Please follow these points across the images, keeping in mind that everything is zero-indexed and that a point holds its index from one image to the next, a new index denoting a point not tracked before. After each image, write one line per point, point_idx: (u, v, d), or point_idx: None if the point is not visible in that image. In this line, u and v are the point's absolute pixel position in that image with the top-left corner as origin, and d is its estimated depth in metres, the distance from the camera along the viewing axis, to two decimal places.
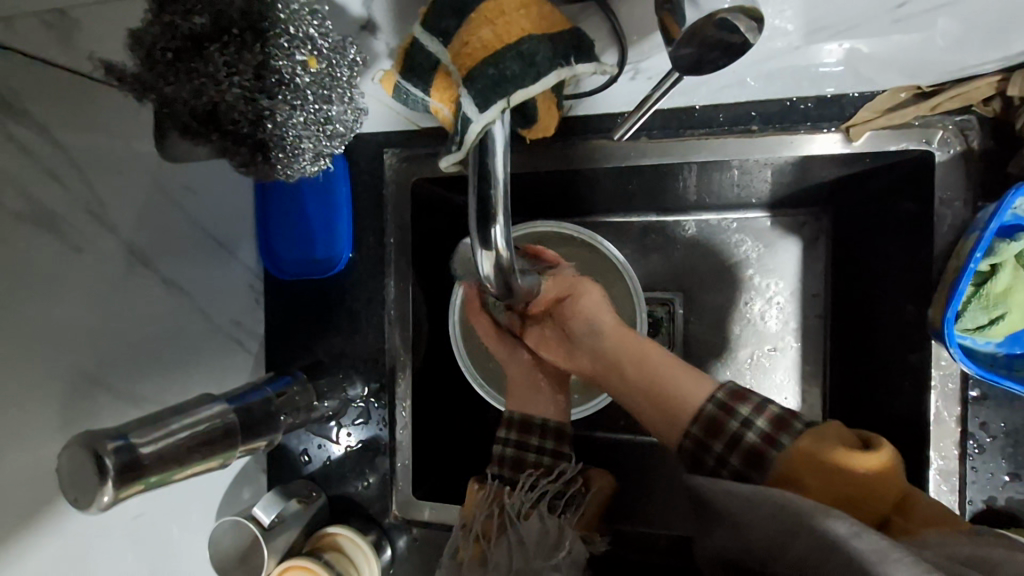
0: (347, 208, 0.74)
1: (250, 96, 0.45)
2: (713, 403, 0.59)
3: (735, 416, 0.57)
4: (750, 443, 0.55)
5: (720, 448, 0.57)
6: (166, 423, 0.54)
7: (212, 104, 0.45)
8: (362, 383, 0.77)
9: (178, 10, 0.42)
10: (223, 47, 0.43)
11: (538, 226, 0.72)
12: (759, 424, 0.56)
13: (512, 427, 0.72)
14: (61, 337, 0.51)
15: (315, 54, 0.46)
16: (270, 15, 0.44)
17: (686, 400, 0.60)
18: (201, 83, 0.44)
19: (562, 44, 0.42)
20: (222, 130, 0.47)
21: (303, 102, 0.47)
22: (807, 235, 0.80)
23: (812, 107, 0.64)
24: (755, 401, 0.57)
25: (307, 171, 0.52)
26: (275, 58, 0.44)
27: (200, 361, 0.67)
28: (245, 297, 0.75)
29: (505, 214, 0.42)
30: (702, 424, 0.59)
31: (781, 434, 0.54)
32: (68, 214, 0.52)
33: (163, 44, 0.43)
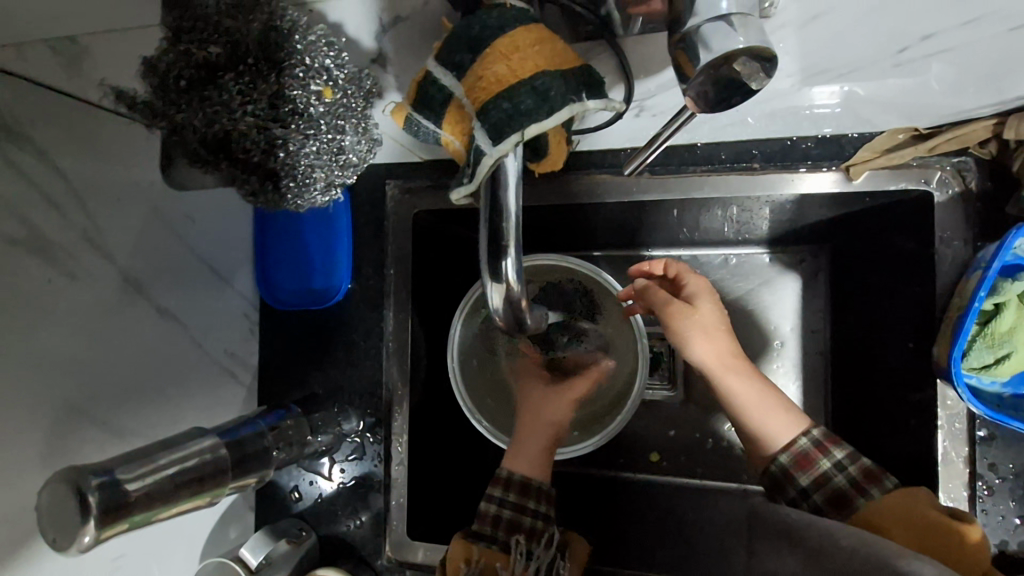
0: (347, 237, 0.73)
1: (263, 125, 0.44)
2: (808, 439, 0.61)
3: (829, 456, 0.60)
4: (839, 487, 0.58)
5: (806, 481, 0.59)
6: (154, 457, 0.51)
7: (224, 132, 0.44)
8: (358, 417, 0.76)
9: (197, 39, 0.43)
10: (238, 77, 0.44)
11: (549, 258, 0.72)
12: (850, 471, 0.59)
13: (511, 489, 0.68)
14: (52, 367, 0.50)
15: (330, 84, 0.46)
16: (287, 46, 0.44)
17: (776, 429, 0.62)
18: (215, 111, 0.43)
19: (575, 79, 0.42)
20: (232, 158, 0.46)
21: (316, 131, 0.46)
22: (806, 271, 0.80)
23: (813, 146, 0.65)
24: (848, 449, 0.60)
25: (318, 201, 0.50)
26: (290, 88, 0.44)
27: (190, 393, 0.65)
28: (240, 327, 0.74)
29: (517, 247, 0.41)
30: (793, 454, 0.61)
31: (872, 487, 0.57)
32: (63, 240, 0.51)
33: (182, 72, 0.43)
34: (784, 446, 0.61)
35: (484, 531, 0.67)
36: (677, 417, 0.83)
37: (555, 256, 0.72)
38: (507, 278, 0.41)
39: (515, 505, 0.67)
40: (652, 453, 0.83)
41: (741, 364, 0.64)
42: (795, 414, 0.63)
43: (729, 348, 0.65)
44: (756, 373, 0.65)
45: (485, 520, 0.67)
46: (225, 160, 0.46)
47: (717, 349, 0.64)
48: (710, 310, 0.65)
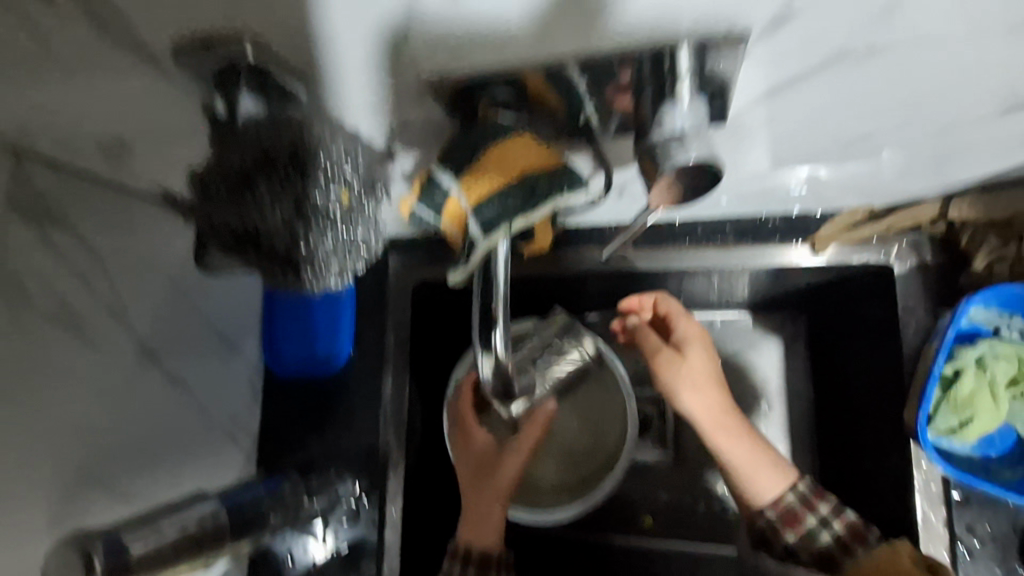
0: (350, 309, 0.77)
1: (289, 225, 0.47)
2: (795, 494, 0.65)
3: (815, 513, 0.64)
4: (824, 547, 0.62)
5: (791, 538, 0.64)
6: (157, 522, 0.53)
7: (255, 230, 0.47)
8: (353, 479, 0.76)
9: (232, 148, 0.45)
10: (269, 183, 0.45)
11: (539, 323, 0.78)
12: (835, 528, 0.63)
13: (470, 566, 0.68)
14: (68, 431, 0.53)
15: (348, 187, 0.49)
16: (314, 154, 0.46)
17: (764, 485, 0.65)
18: (247, 213, 0.46)
19: (560, 178, 0.47)
20: (257, 250, 0.48)
21: (335, 227, 0.49)
22: (786, 336, 0.84)
23: (779, 223, 0.72)
24: (833, 505, 0.64)
25: (331, 285, 0.53)
26: (315, 192, 0.46)
27: (193, 458, 0.67)
28: (245, 392, 0.77)
29: (506, 320, 0.49)
30: (779, 512, 0.64)
31: (855, 544, 0.62)
32: (89, 312, 0.55)
33: (218, 180, 0.46)
34: (769, 502, 0.65)
35: None
36: (666, 479, 0.84)
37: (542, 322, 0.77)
38: (499, 348, 0.50)
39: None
40: (644, 517, 0.84)
41: (734, 418, 0.68)
42: (784, 470, 0.66)
43: (721, 396, 0.69)
44: (750, 430, 0.69)
45: None
46: (250, 252, 0.49)
47: (710, 398, 0.69)
48: (703, 360, 0.70)
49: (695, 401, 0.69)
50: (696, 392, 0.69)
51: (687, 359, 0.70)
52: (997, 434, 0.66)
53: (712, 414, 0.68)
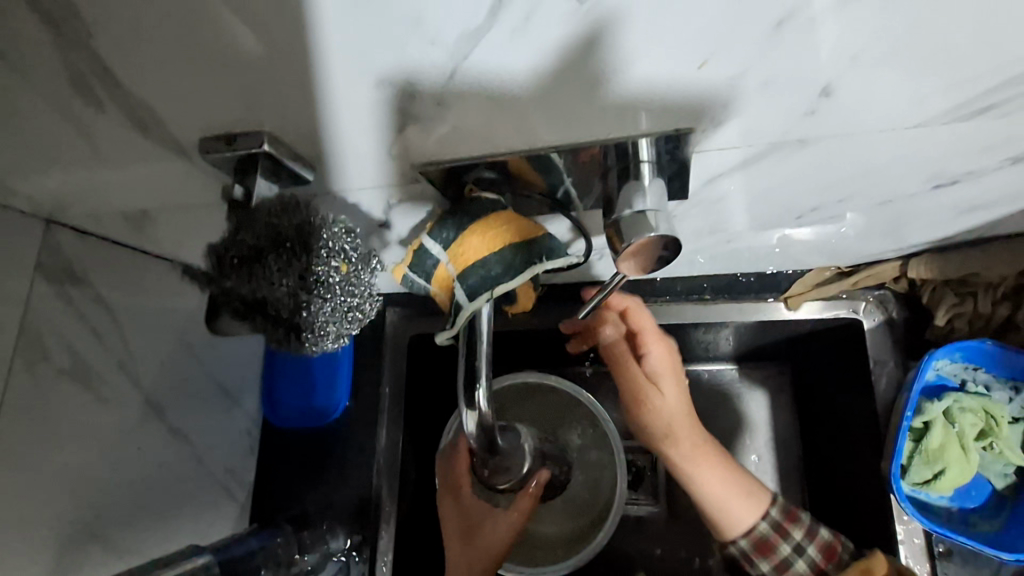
0: (348, 359, 0.80)
1: (293, 295, 0.47)
2: (768, 522, 0.66)
3: (788, 540, 0.66)
4: (800, 570, 0.66)
5: (766, 566, 0.66)
6: (154, 574, 0.54)
7: (262, 299, 0.48)
8: (344, 535, 0.78)
9: (247, 229, 0.46)
10: (277, 256, 0.46)
11: (530, 377, 0.81)
12: (809, 553, 0.66)
13: None
14: (74, 483, 0.55)
15: (347, 261, 0.49)
16: (318, 232, 0.47)
17: (737, 517, 0.66)
18: (256, 284, 0.46)
19: (537, 250, 0.52)
20: (264, 315, 0.50)
21: (334, 295, 0.49)
22: (771, 388, 0.86)
23: (753, 281, 0.77)
24: (805, 526, 0.66)
25: (329, 349, 0.54)
26: (317, 265, 0.47)
27: (188, 510, 0.69)
28: (242, 444, 0.79)
29: (487, 381, 0.51)
30: (752, 540, 0.66)
31: (828, 566, 0.65)
32: (101, 367, 0.58)
33: (231, 251, 0.46)
34: (742, 531, 0.66)
35: None
36: (660, 534, 0.85)
37: (532, 375, 0.81)
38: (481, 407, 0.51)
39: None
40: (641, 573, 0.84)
41: (705, 451, 0.66)
42: (759, 497, 0.67)
43: (692, 426, 0.66)
44: (723, 460, 0.67)
45: None
46: (259, 315, 0.50)
47: (684, 428, 0.66)
48: (677, 387, 0.65)
49: (670, 436, 0.65)
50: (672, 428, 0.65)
51: (664, 390, 0.65)
52: (973, 486, 0.73)
53: (684, 447, 0.66)
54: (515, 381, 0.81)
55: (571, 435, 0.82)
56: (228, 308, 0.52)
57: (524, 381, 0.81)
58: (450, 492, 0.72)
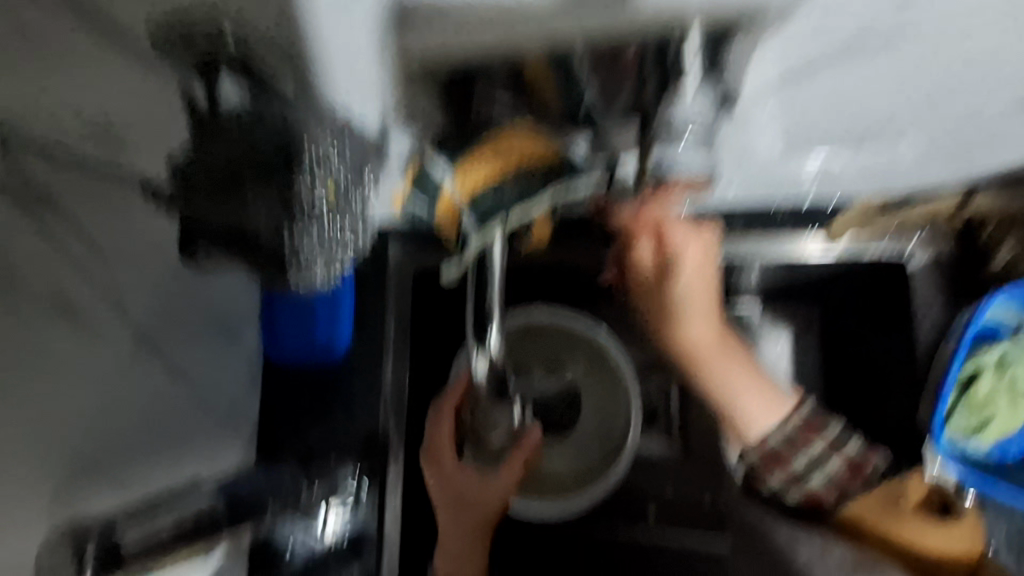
0: (350, 297, 0.75)
1: (274, 219, 0.42)
2: (783, 434, 0.65)
3: (806, 454, 0.65)
4: (814, 488, 0.65)
5: (779, 479, 0.66)
6: (160, 516, 0.52)
7: (239, 228, 0.42)
8: (353, 463, 0.75)
9: (222, 140, 0.41)
10: (253, 175, 0.40)
11: (536, 311, 0.77)
12: (830, 469, 0.65)
13: None
14: (67, 424, 0.52)
15: (332, 178, 0.43)
16: (302, 144, 0.41)
17: (750, 426, 0.65)
18: (234, 211, 0.42)
19: (554, 171, 0.50)
20: (244, 248, 0.44)
21: (318, 220, 0.43)
22: (798, 324, 0.81)
23: (789, 216, 0.69)
24: (824, 441, 0.65)
25: (316, 280, 0.48)
26: (298, 180, 0.41)
27: (190, 446, 0.67)
28: (242, 379, 0.76)
29: (496, 316, 0.51)
30: (766, 452, 0.65)
31: (851, 483, 0.65)
32: (86, 302, 0.53)
33: (203, 173, 0.42)
34: (754, 442, 0.66)
35: None
36: (668, 472, 0.83)
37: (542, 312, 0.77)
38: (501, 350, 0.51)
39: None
40: (650, 511, 0.83)
41: (723, 351, 0.66)
42: (769, 406, 0.65)
43: (712, 316, 0.66)
44: (740, 357, 0.67)
45: None
46: (236, 248, 0.45)
47: (706, 319, 0.66)
48: (699, 273, 0.65)
49: (692, 330, 0.66)
50: (694, 323, 0.65)
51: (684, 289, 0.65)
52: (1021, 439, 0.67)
53: (708, 338, 0.66)
54: (526, 317, 0.77)
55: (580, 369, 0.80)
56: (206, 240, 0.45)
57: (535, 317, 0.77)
58: (432, 463, 0.68)
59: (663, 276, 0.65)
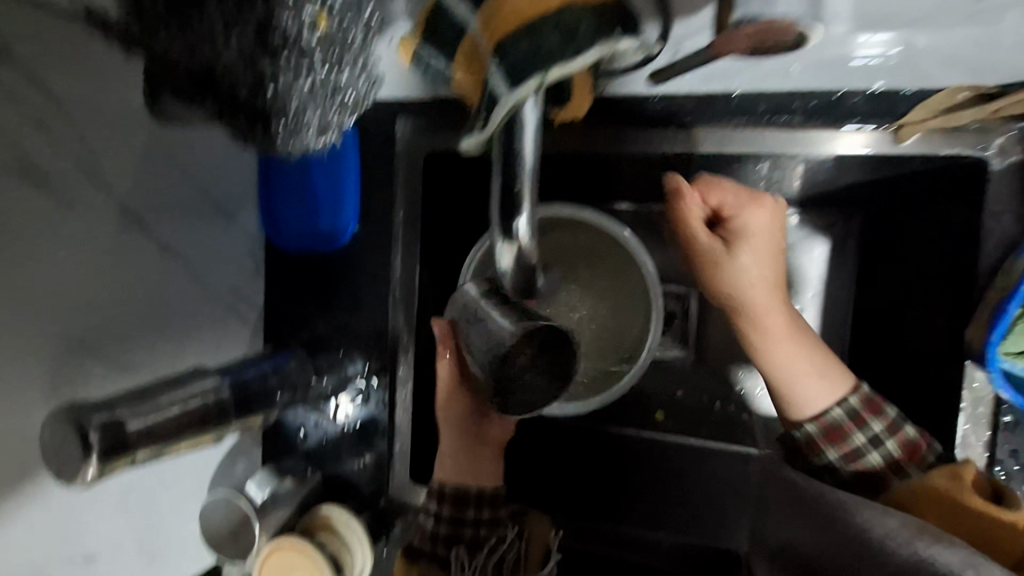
0: (355, 173, 0.72)
1: (251, 56, 0.46)
2: (843, 410, 0.60)
3: (863, 431, 0.60)
4: (874, 464, 0.60)
5: (833, 455, 0.60)
6: (156, 397, 0.51)
7: (209, 65, 0.47)
8: (362, 360, 0.76)
9: None
10: (220, 4, 0.45)
11: (558, 209, 0.69)
12: (888, 446, 0.60)
13: (444, 504, 0.69)
14: (51, 298, 0.49)
15: (322, 11, 0.47)
16: None
17: (812, 400, 0.61)
18: (200, 38, 0.46)
19: (608, 17, 0.41)
20: (217, 94, 0.49)
21: (307, 63, 0.48)
22: (835, 235, 0.77)
23: (861, 102, 0.60)
24: (889, 420, 0.60)
25: (309, 142, 0.54)
26: (283, 14, 0.45)
27: (194, 329, 0.65)
28: (247, 264, 0.74)
29: (527, 202, 0.44)
30: (823, 427, 0.61)
31: (909, 464, 0.59)
32: (54, 168, 0.48)
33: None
34: (812, 417, 0.61)
35: (423, 547, 0.68)
36: (682, 377, 0.82)
37: (574, 208, 0.69)
38: (522, 238, 0.45)
39: (450, 522, 0.68)
40: (657, 412, 0.82)
41: (789, 328, 0.61)
42: (837, 385, 0.61)
43: (778, 291, 0.62)
44: (804, 336, 0.62)
45: (423, 535, 0.69)
46: (213, 96, 0.50)
47: (771, 290, 0.61)
48: (767, 245, 0.62)
49: (756, 295, 0.61)
50: (754, 289, 0.61)
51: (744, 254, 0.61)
52: None
53: (767, 309, 0.61)
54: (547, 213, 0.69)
55: (602, 270, 0.76)
56: (173, 86, 0.52)
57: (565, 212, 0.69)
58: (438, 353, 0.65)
59: (727, 242, 0.62)
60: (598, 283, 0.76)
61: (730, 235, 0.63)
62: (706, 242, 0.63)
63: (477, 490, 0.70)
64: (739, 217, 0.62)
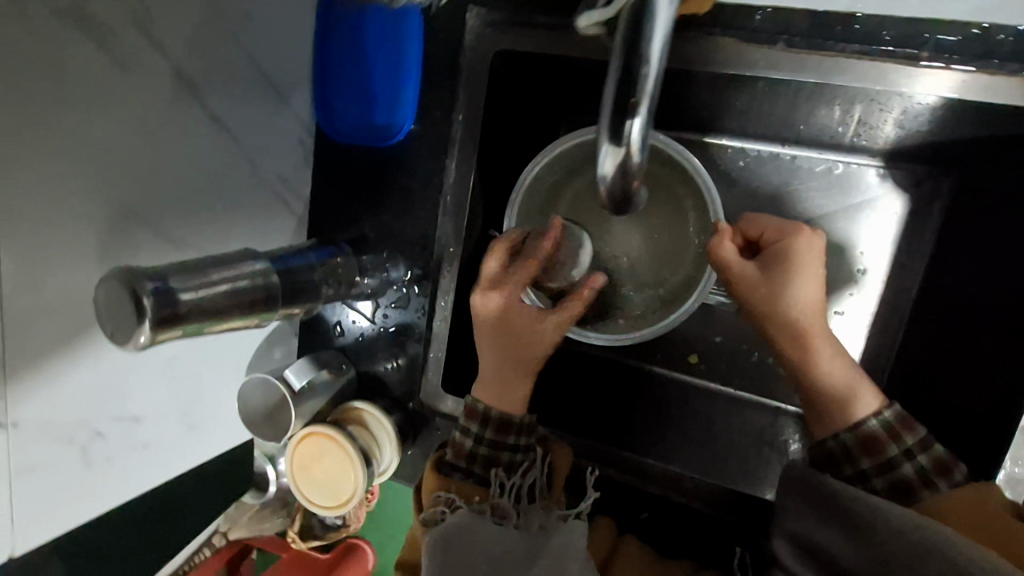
0: (415, 66, 0.69)
1: None
2: (880, 422, 0.60)
3: (899, 442, 0.60)
4: (904, 477, 0.59)
5: (867, 464, 0.60)
6: (207, 270, 0.51)
7: None
8: (405, 266, 0.74)
9: None
10: None
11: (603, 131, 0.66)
12: (921, 460, 0.59)
13: (488, 426, 0.65)
14: (104, 159, 0.47)
15: None
16: None
17: (850, 410, 0.61)
18: None
19: None
20: None
21: None
22: (923, 194, 0.70)
23: (1010, 39, 0.55)
24: (923, 437, 0.60)
25: None
26: None
27: (240, 212, 0.64)
28: (296, 151, 0.71)
29: (646, 107, 0.42)
30: (860, 436, 0.60)
31: (940, 479, 0.59)
32: (112, 18, 0.45)
33: None
34: (848, 426, 0.61)
35: (458, 463, 0.66)
36: (726, 324, 0.79)
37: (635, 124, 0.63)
38: (634, 142, 0.42)
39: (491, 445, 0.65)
40: (690, 355, 0.81)
41: (830, 344, 0.62)
42: (872, 396, 0.61)
43: (821, 317, 0.62)
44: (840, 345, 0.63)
45: (460, 452, 0.66)
46: None
47: (815, 315, 0.61)
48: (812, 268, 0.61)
49: (802, 320, 0.61)
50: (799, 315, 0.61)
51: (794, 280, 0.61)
52: None
53: (808, 328, 0.61)
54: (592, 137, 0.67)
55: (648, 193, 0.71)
56: None
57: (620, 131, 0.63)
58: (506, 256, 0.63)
59: (762, 266, 0.62)
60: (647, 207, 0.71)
61: (768, 260, 0.62)
62: (755, 271, 0.62)
63: (518, 418, 0.66)
64: (778, 245, 0.62)
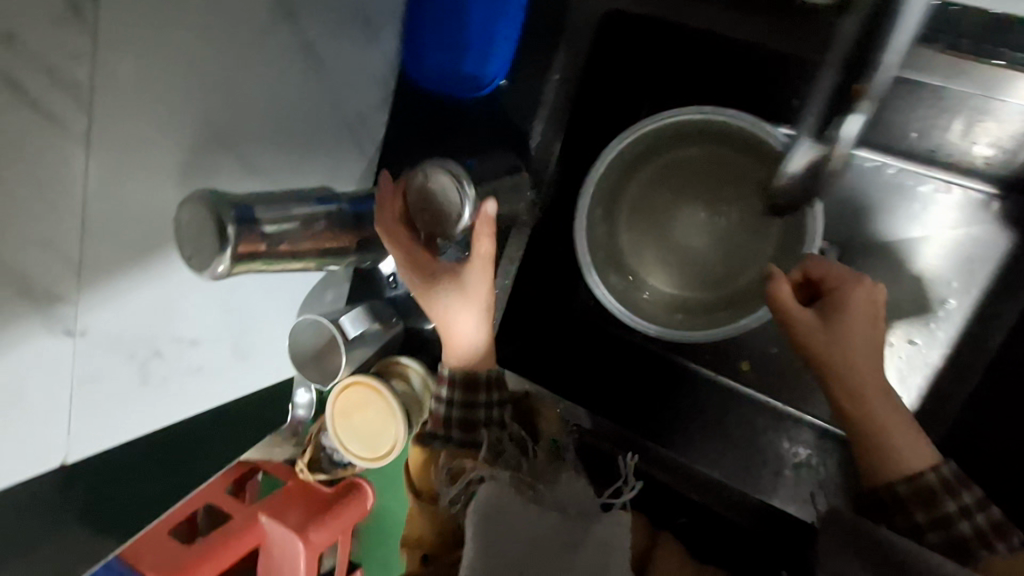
0: (516, 17, 0.65)
1: None
2: (938, 476, 0.56)
3: (956, 498, 0.56)
4: (960, 532, 0.55)
5: (924, 517, 0.56)
6: (287, 205, 0.49)
7: None
8: None
9: None
10: None
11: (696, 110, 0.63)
12: (977, 518, 0.56)
13: (455, 388, 0.66)
14: (198, 71, 0.45)
15: None
16: None
17: (902, 460, 0.57)
18: None
19: None
20: None
21: None
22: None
23: None
24: (979, 496, 0.56)
25: None
26: None
27: (318, 149, 0.61)
28: (378, 92, 0.68)
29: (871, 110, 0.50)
30: (914, 488, 0.56)
31: (997, 542, 0.55)
32: None
33: None
34: (902, 477, 0.57)
35: (438, 431, 0.66)
36: None
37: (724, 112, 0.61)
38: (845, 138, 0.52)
39: (462, 406, 0.66)
40: (742, 362, 0.77)
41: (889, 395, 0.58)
42: (928, 449, 0.57)
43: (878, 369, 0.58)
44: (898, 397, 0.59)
45: (436, 421, 0.67)
46: None
47: (873, 369, 0.57)
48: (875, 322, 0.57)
49: (862, 373, 0.57)
50: (855, 370, 0.57)
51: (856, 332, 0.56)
52: None
53: (860, 380, 0.57)
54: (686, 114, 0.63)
55: (731, 192, 0.69)
56: None
57: (711, 118, 0.62)
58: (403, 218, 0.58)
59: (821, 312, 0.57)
60: (725, 205, 0.70)
61: (827, 308, 0.57)
62: (815, 319, 0.57)
63: (483, 374, 0.66)
64: (838, 294, 0.57)
